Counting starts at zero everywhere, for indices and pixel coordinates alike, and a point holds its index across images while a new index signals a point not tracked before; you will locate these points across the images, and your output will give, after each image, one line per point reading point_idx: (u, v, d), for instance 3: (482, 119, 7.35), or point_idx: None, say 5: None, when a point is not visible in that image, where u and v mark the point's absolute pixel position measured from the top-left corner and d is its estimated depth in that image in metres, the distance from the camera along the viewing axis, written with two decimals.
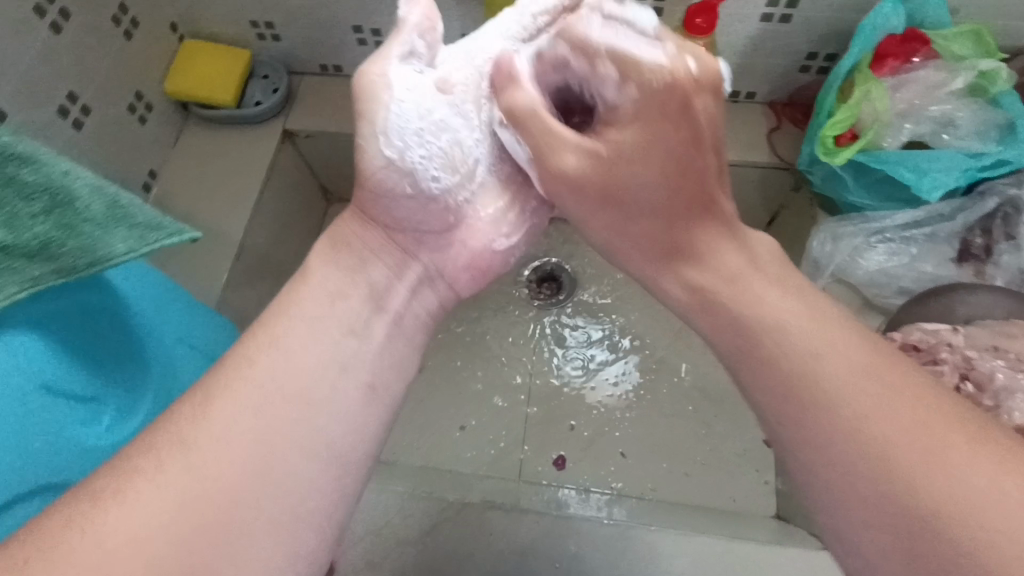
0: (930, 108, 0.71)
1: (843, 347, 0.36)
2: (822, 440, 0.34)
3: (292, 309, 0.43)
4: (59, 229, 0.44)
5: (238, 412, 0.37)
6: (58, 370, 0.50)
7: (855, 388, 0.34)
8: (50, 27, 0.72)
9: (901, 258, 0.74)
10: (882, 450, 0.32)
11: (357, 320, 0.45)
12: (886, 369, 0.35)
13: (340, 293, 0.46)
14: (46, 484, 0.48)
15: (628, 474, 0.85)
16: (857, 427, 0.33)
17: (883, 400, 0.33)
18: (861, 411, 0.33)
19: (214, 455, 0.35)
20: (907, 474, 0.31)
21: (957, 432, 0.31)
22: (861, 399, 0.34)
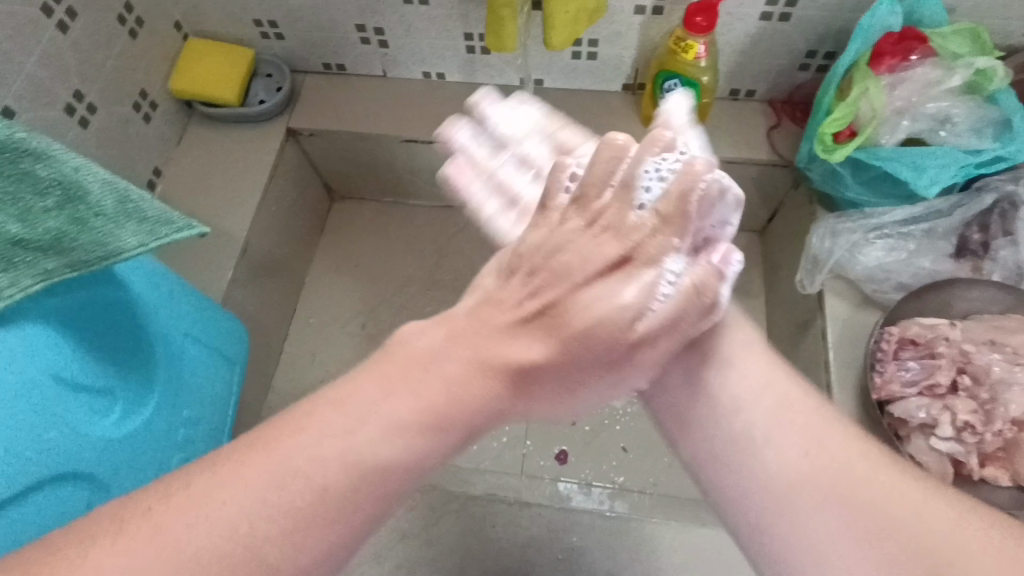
0: (926, 106, 0.72)
1: (839, 445, 0.39)
2: (822, 530, 0.36)
3: (343, 396, 0.38)
4: (72, 223, 0.45)
5: (304, 454, 0.36)
6: (72, 364, 0.51)
7: (847, 483, 0.37)
8: (57, 27, 0.73)
9: (899, 254, 0.75)
10: (866, 516, 0.35)
11: (399, 427, 0.37)
12: (857, 450, 0.38)
13: (409, 373, 0.39)
14: (55, 475, 0.49)
15: (632, 468, 0.84)
16: (844, 498, 0.36)
17: (870, 487, 0.36)
18: (843, 500, 0.36)
19: (237, 507, 0.34)
20: (912, 543, 0.33)
21: (932, 504, 0.34)
22: (841, 485, 0.37)
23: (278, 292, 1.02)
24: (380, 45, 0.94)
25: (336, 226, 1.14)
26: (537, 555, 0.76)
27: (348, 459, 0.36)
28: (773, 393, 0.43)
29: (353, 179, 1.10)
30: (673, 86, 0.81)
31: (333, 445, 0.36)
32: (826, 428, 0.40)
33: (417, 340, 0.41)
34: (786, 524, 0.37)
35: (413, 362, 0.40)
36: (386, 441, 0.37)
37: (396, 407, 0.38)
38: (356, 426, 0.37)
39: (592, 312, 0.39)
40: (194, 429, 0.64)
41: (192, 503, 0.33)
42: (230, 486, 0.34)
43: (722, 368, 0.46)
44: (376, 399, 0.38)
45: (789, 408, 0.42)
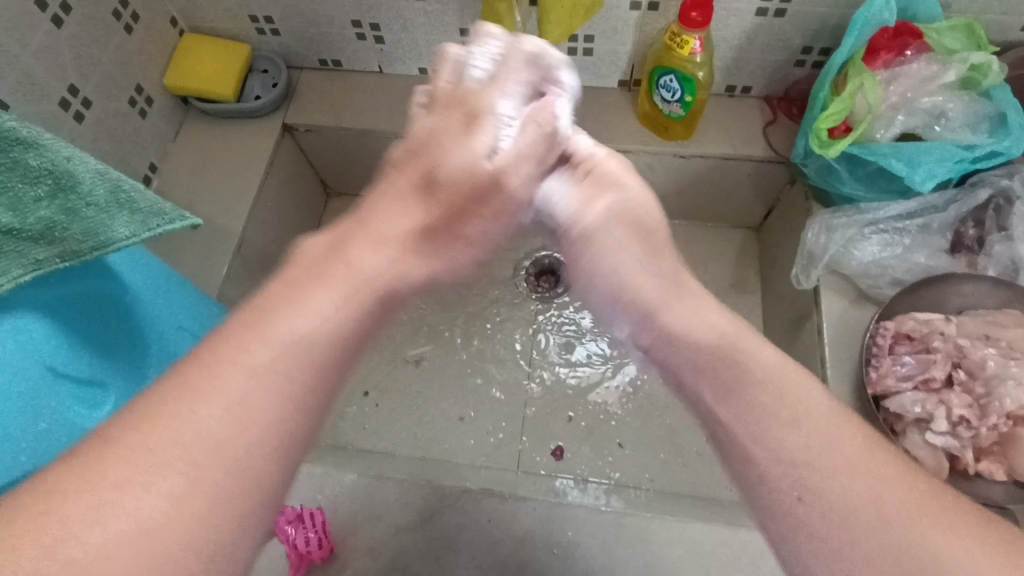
0: (922, 100, 0.72)
1: (819, 408, 0.32)
2: (810, 496, 0.30)
3: (261, 309, 0.33)
4: (63, 212, 0.44)
5: (216, 404, 0.30)
6: (64, 355, 0.51)
7: (833, 454, 0.30)
8: (52, 21, 0.73)
9: (894, 250, 0.75)
10: (843, 493, 0.30)
11: (319, 315, 0.34)
12: (848, 425, 0.32)
13: (314, 286, 0.35)
14: (49, 466, 0.49)
15: (626, 465, 0.86)
16: (828, 478, 0.30)
17: (849, 470, 0.30)
18: (822, 466, 0.30)
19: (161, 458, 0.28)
20: (879, 519, 0.29)
21: (908, 479, 0.30)
22: (829, 462, 0.30)
23: None
24: (377, 41, 0.94)
25: (332, 222, 1.14)
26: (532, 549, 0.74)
27: (255, 376, 0.31)
28: (723, 323, 0.37)
29: (349, 176, 1.10)
30: (670, 82, 0.81)
31: (240, 377, 0.31)
32: (788, 375, 0.34)
33: (370, 260, 0.37)
34: (769, 477, 0.32)
35: (346, 272, 0.36)
36: (310, 334, 0.33)
37: (323, 309, 0.34)
38: (267, 336, 0.32)
39: (469, 164, 0.42)
40: None
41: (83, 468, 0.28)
42: (148, 451, 0.28)
43: (656, 310, 0.39)
44: (275, 313, 0.33)
45: (729, 324, 0.37)
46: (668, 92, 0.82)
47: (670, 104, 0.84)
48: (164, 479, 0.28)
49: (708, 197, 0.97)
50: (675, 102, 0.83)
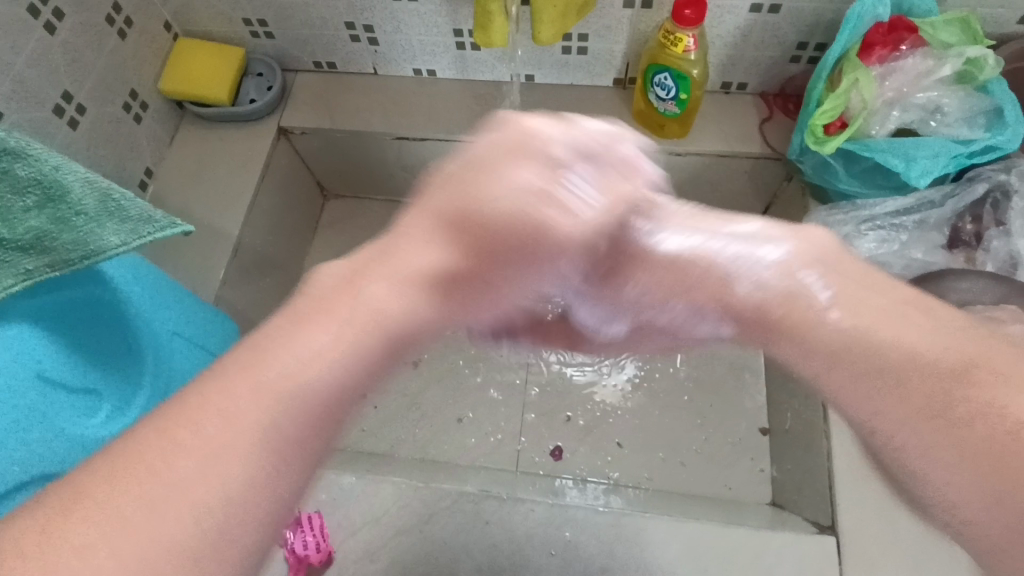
0: (917, 96, 0.71)
1: (916, 340, 0.34)
2: (932, 441, 0.32)
3: (264, 332, 0.33)
4: (53, 222, 0.44)
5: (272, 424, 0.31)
6: (58, 363, 0.51)
7: (932, 366, 0.33)
8: (45, 28, 0.73)
9: (891, 246, 0.75)
10: (961, 420, 0.32)
11: (317, 343, 0.33)
12: (952, 334, 0.34)
13: (350, 306, 0.35)
14: (43, 474, 0.49)
15: (625, 464, 0.87)
16: (934, 401, 0.33)
17: (958, 403, 0.32)
18: (917, 390, 0.33)
19: (207, 485, 0.29)
20: (1004, 449, 0.30)
21: (1011, 377, 0.32)
22: (929, 375, 0.33)
23: (272, 291, 1.02)
24: (370, 42, 0.94)
25: (330, 225, 1.14)
26: (529, 550, 0.74)
27: (302, 369, 0.32)
28: (853, 305, 0.37)
29: (347, 178, 1.10)
30: (664, 80, 0.80)
31: (281, 374, 0.32)
32: (907, 316, 0.35)
33: (380, 298, 0.36)
34: (864, 413, 0.35)
35: (364, 318, 0.35)
36: (344, 358, 0.33)
37: (324, 335, 0.33)
38: (279, 384, 0.31)
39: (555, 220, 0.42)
40: None
41: (154, 525, 0.27)
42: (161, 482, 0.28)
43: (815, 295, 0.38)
44: (289, 333, 0.33)
45: (866, 311, 0.36)
46: (663, 90, 0.82)
47: (665, 102, 0.83)
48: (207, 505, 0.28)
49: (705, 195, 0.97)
50: (670, 100, 0.82)
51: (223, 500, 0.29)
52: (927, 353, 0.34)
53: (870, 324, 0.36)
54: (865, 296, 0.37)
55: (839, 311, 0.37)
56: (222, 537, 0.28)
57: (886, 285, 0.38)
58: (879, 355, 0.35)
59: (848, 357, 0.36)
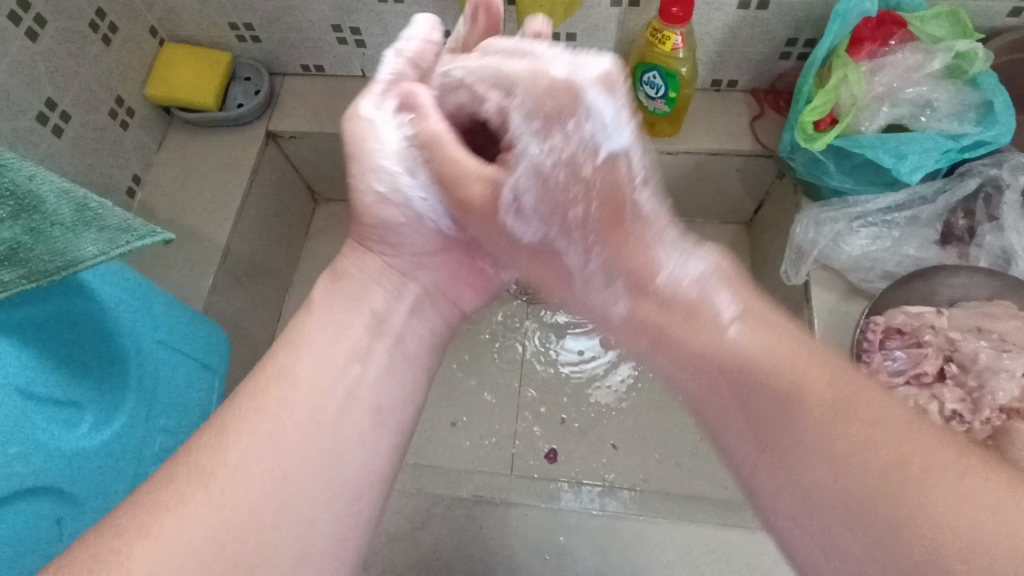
0: (907, 90, 0.70)
1: (818, 381, 0.34)
2: (817, 485, 0.33)
3: (296, 339, 0.42)
4: (28, 233, 0.43)
5: (297, 420, 0.39)
6: (39, 377, 0.50)
7: (828, 429, 0.33)
8: (26, 35, 0.73)
9: (884, 242, 0.74)
10: (847, 476, 0.32)
11: (361, 347, 0.43)
12: (841, 373, 0.34)
13: (342, 320, 0.44)
14: (26, 488, 0.48)
15: (620, 466, 0.86)
16: (822, 451, 0.33)
17: (852, 446, 0.32)
18: (795, 439, 0.34)
19: (299, 457, 0.38)
20: (885, 491, 0.31)
21: (893, 422, 0.32)
22: (815, 437, 0.33)
23: (264, 297, 1.01)
24: (358, 45, 0.93)
25: (321, 229, 1.13)
26: (523, 556, 0.73)
27: (320, 380, 0.40)
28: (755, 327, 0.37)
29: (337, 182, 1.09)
30: (653, 78, 0.80)
31: (315, 388, 0.40)
32: (793, 353, 0.36)
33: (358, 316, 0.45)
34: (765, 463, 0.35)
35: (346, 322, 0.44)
36: (372, 372, 0.43)
37: (360, 333, 0.44)
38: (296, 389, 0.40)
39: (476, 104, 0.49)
40: (170, 439, 0.63)
41: (254, 488, 0.36)
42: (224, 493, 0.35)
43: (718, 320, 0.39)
44: (299, 347, 0.42)
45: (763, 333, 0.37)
46: (652, 88, 0.81)
47: (655, 101, 0.83)
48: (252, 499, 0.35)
49: (698, 193, 0.96)
50: (659, 98, 0.82)
51: (271, 491, 0.36)
52: (829, 392, 0.34)
53: (758, 359, 0.36)
54: (777, 337, 0.37)
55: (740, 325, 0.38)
56: (297, 495, 0.37)
57: (775, 332, 0.37)
58: (774, 387, 0.35)
59: (760, 391, 0.36)
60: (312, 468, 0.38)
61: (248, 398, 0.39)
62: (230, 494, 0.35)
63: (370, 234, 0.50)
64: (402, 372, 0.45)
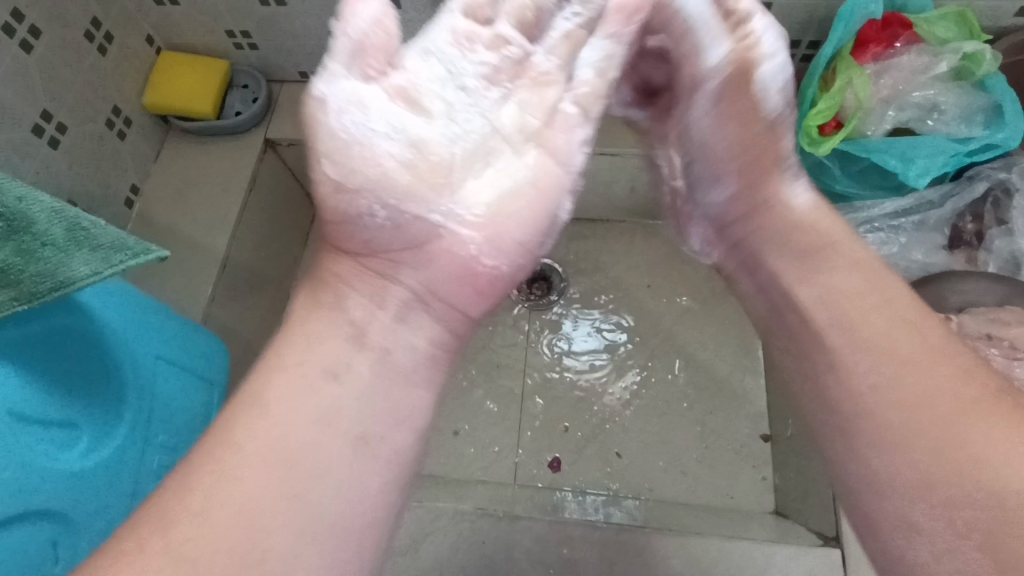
0: (914, 94, 0.70)
1: (905, 329, 0.38)
2: (879, 429, 0.36)
3: (270, 365, 0.39)
4: (18, 254, 0.43)
5: (260, 459, 0.36)
6: (31, 400, 0.49)
7: (926, 409, 0.35)
8: (19, 46, 0.72)
9: (890, 248, 0.73)
10: (928, 450, 0.34)
11: (341, 362, 0.40)
12: (915, 325, 0.38)
13: (322, 336, 0.41)
14: (22, 511, 0.48)
15: (625, 475, 0.85)
16: (901, 443, 0.35)
17: (920, 391, 0.36)
18: (863, 379, 0.38)
19: (264, 482, 0.35)
20: (937, 440, 0.34)
21: (962, 377, 0.35)
22: (903, 421, 0.35)
23: (263, 306, 1.00)
24: None
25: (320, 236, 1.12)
26: (527, 568, 0.72)
27: (293, 399, 0.38)
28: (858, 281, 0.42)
29: None
30: None
31: (279, 425, 0.37)
32: (890, 300, 0.40)
33: (321, 334, 0.41)
34: (850, 409, 0.38)
35: (313, 347, 0.41)
36: (349, 393, 0.40)
37: (343, 352, 0.41)
38: (257, 425, 0.37)
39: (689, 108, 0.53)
40: (172, 457, 0.62)
41: (210, 530, 0.33)
42: (170, 539, 0.33)
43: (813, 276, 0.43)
44: (276, 370, 0.39)
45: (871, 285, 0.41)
46: None
47: None
48: (204, 547, 0.33)
49: None
50: None
51: (231, 536, 0.34)
52: (902, 347, 0.37)
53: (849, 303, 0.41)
54: (877, 282, 0.41)
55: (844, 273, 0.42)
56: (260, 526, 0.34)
57: (875, 278, 0.42)
58: (867, 330, 0.39)
59: (854, 339, 0.39)
60: (273, 507, 0.35)
61: (217, 424, 0.37)
62: (195, 539, 0.33)
63: (342, 234, 0.45)
64: (396, 391, 0.42)
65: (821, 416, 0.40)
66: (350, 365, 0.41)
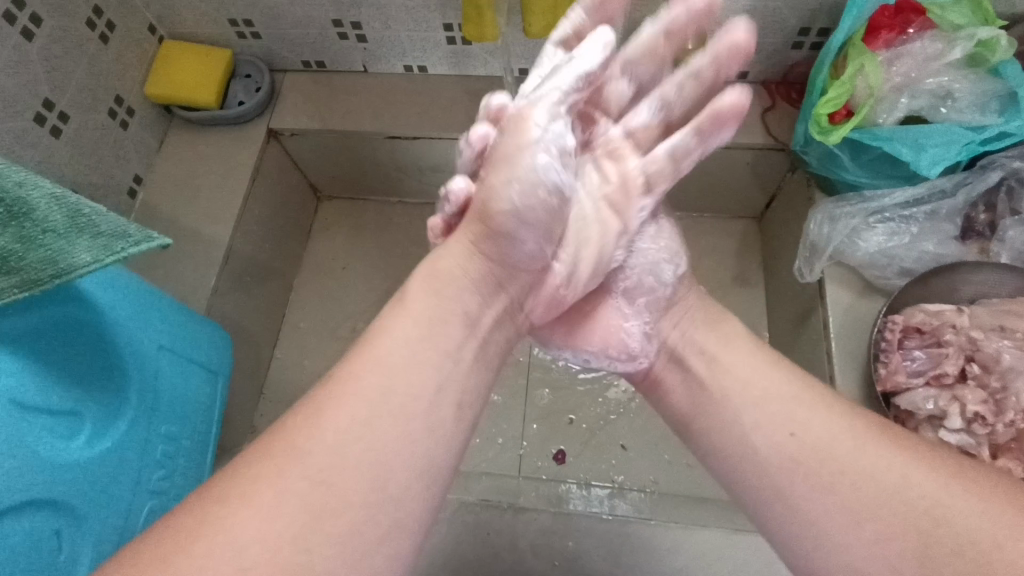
0: (927, 81, 0.68)
1: (817, 423, 0.44)
2: (831, 531, 0.40)
3: (389, 328, 0.44)
4: (19, 241, 0.43)
5: (384, 415, 0.40)
6: (33, 388, 0.49)
7: (876, 484, 0.40)
8: (22, 34, 0.72)
9: (901, 238, 0.72)
10: (860, 484, 0.40)
11: (446, 342, 0.45)
12: (833, 423, 0.44)
13: (434, 319, 0.45)
14: (26, 500, 0.47)
15: (631, 467, 0.85)
16: (829, 479, 0.41)
17: (858, 462, 0.41)
18: (798, 486, 0.42)
19: (384, 430, 0.39)
20: (911, 508, 0.38)
21: (883, 447, 0.42)
22: (833, 465, 0.42)
23: (267, 297, 1.00)
24: (359, 40, 0.91)
25: (324, 227, 1.11)
26: (533, 561, 0.72)
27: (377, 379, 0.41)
28: (761, 374, 0.49)
29: (340, 180, 1.07)
30: None
31: (402, 381, 0.41)
32: (803, 399, 0.46)
33: (434, 319, 0.45)
34: (802, 516, 0.42)
35: (422, 323, 0.44)
36: (447, 364, 0.44)
37: (449, 333, 0.45)
38: (378, 385, 0.41)
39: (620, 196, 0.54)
40: (171, 446, 0.62)
41: (333, 472, 0.37)
42: (297, 482, 0.36)
43: (738, 379, 0.49)
44: (386, 334, 0.43)
45: (774, 383, 0.48)
46: None
47: None
48: (321, 487, 0.37)
49: (707, 188, 0.94)
50: None
51: (362, 482, 0.37)
52: (819, 444, 0.43)
53: (764, 417, 0.46)
54: (784, 372, 0.48)
55: (758, 386, 0.48)
56: (357, 484, 0.37)
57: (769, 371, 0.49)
58: (781, 437, 0.45)
59: (796, 453, 0.43)
60: (386, 449, 0.39)
61: (347, 377, 0.41)
62: (326, 468, 0.37)
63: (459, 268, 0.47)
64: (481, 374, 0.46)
65: (754, 483, 0.45)
66: (451, 344, 0.45)
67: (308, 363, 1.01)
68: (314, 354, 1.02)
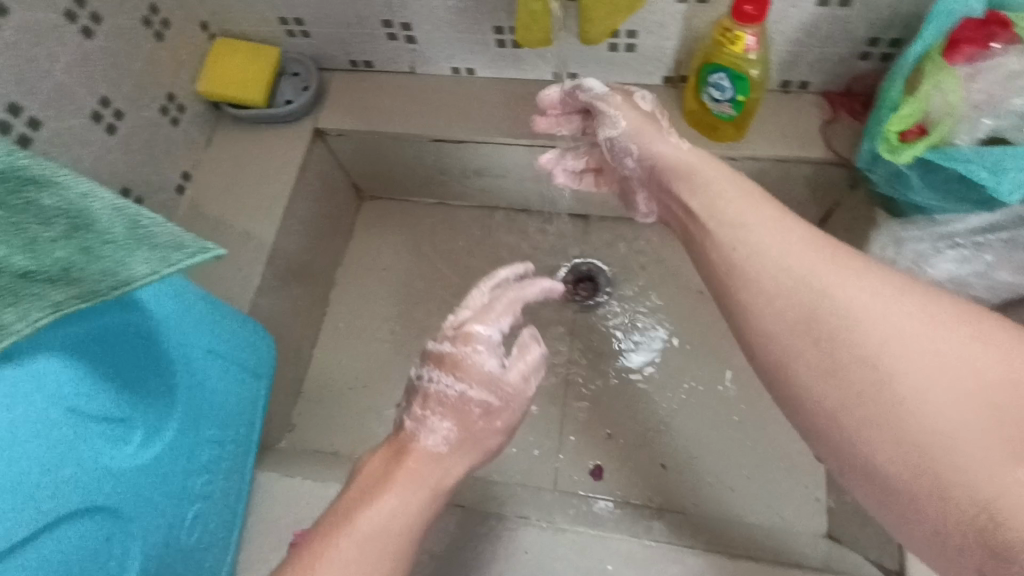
0: (1014, 100, 0.63)
1: (875, 310, 0.46)
2: (856, 401, 0.44)
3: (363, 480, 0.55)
4: (80, 253, 0.43)
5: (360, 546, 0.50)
6: (89, 397, 0.49)
7: (902, 380, 0.43)
8: (82, 32, 0.72)
9: (973, 266, 0.69)
10: (888, 375, 0.43)
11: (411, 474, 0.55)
12: (886, 308, 0.46)
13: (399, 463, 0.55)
14: (75, 509, 0.48)
15: (670, 487, 0.83)
16: (860, 360, 0.44)
17: (897, 354, 0.44)
18: (832, 356, 0.46)
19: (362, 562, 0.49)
20: (927, 409, 0.42)
21: (924, 342, 0.44)
22: (874, 348, 0.44)
23: (308, 296, 1.00)
24: (408, 41, 0.90)
25: (365, 226, 1.11)
26: None
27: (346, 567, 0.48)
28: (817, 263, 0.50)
29: (382, 180, 1.07)
30: (721, 80, 0.75)
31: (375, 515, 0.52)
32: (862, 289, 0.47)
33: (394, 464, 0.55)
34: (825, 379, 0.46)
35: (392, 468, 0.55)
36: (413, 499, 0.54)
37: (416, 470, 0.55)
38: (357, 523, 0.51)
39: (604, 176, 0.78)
40: (217, 449, 0.63)
41: None
42: None
43: (798, 256, 0.51)
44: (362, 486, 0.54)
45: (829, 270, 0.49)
46: (719, 90, 0.76)
47: (720, 103, 0.78)
48: None
49: None
50: (725, 101, 0.77)
51: None
52: (867, 326, 0.45)
53: (812, 290, 0.49)
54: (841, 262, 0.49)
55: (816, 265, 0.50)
56: None
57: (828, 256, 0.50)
58: (825, 310, 0.47)
59: (829, 331, 0.47)
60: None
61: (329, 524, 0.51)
62: None
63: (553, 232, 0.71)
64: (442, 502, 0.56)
65: (794, 343, 0.49)
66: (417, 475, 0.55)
67: (345, 363, 1.01)
68: (352, 356, 1.02)
